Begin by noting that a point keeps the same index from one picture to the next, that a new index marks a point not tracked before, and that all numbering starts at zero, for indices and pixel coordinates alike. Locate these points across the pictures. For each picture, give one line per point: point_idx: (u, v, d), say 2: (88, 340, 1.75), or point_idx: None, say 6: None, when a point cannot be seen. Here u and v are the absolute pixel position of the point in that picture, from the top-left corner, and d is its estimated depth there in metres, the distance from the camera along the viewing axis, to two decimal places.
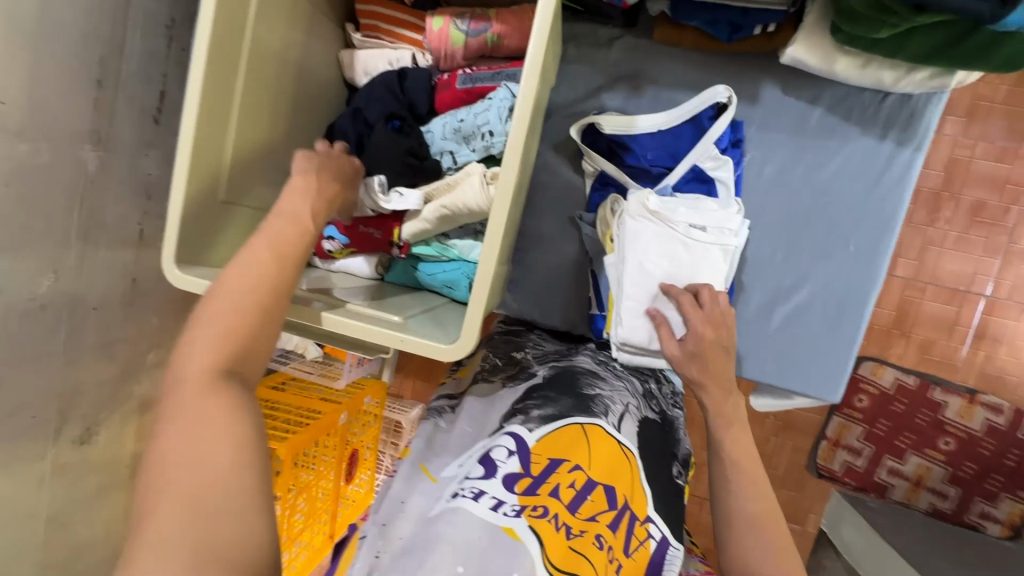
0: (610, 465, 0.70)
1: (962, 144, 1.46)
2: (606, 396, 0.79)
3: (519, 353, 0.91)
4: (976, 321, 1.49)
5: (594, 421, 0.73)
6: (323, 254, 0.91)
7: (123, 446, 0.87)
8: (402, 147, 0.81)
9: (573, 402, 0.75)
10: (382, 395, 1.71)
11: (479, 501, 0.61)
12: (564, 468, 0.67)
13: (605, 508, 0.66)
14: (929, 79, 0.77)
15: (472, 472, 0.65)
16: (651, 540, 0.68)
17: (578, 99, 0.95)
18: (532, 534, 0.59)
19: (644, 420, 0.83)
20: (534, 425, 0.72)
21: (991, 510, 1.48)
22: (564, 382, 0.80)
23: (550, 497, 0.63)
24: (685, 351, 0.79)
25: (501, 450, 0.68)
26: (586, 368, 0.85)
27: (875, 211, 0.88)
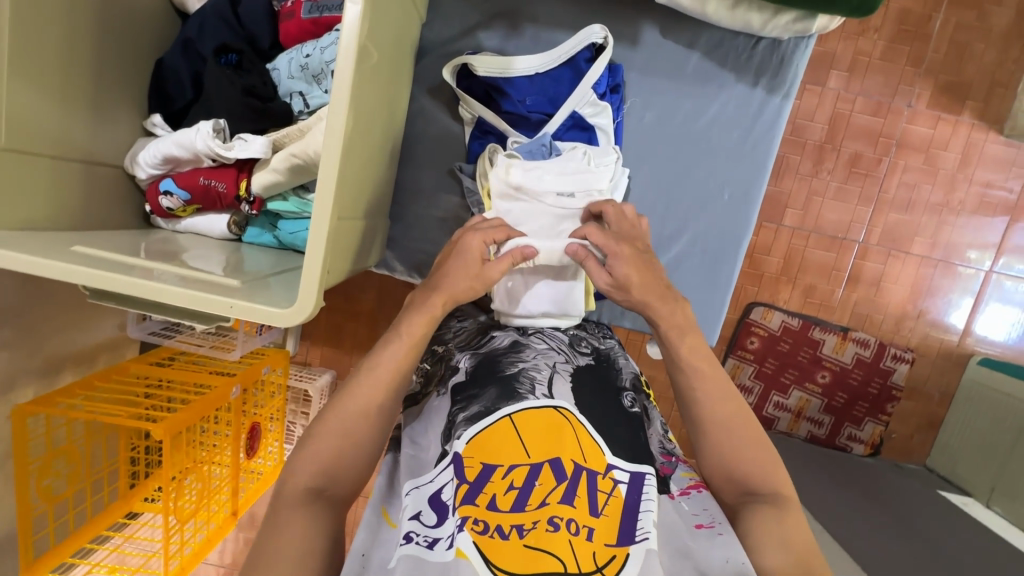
0: (548, 440, 0.62)
1: (844, 98, 1.53)
2: (530, 367, 0.71)
3: (441, 346, 0.82)
4: (851, 265, 1.61)
5: (520, 406, 0.65)
6: (164, 213, 0.80)
7: None
8: (238, 86, 0.72)
9: (497, 391, 0.67)
10: (285, 365, 1.58)
11: (434, 547, 0.56)
12: (500, 471, 0.60)
13: (553, 486, 0.59)
14: (793, 23, 0.77)
15: (425, 511, 0.59)
16: (621, 486, 0.61)
17: (453, 37, 0.87)
18: (478, 551, 0.55)
19: (577, 370, 0.74)
20: (462, 431, 0.64)
21: (857, 432, 1.66)
22: (484, 370, 0.71)
23: (490, 509, 0.58)
24: (615, 281, 0.73)
25: (447, 487, 0.60)
26: (506, 347, 0.77)
27: (749, 157, 0.89)
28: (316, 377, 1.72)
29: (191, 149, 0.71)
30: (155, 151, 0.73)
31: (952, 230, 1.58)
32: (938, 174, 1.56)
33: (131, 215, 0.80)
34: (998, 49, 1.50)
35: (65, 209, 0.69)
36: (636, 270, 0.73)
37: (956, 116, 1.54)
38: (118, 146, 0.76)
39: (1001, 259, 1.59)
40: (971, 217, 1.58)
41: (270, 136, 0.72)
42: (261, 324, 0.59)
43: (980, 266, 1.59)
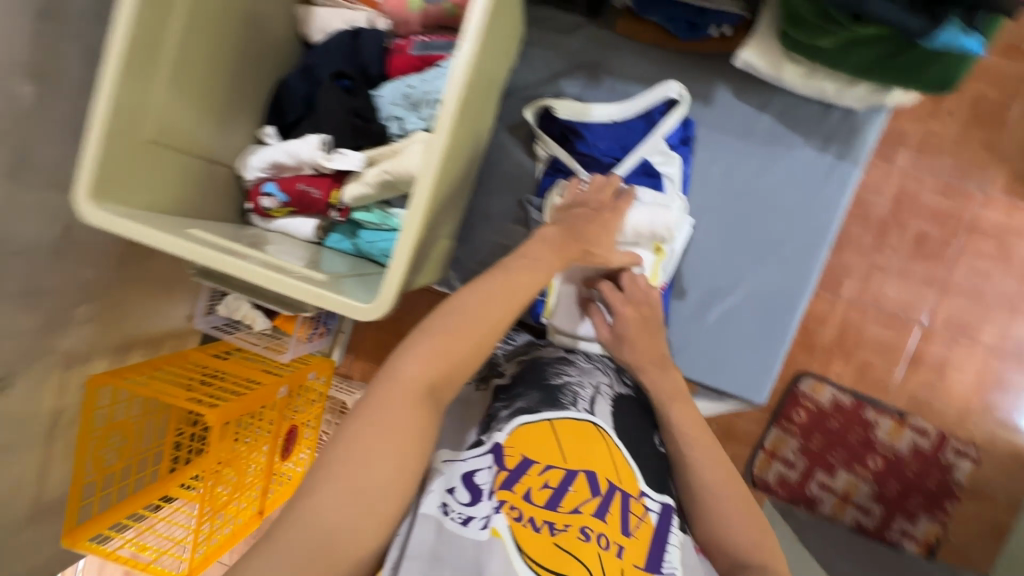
0: (588, 452, 0.66)
1: (912, 176, 1.52)
2: (574, 383, 0.74)
3: (490, 352, 0.90)
4: (911, 346, 1.55)
5: (562, 414, 0.68)
6: (261, 212, 0.88)
7: (42, 403, 1.05)
8: (347, 107, 0.81)
9: (540, 395, 0.71)
10: (329, 373, 1.67)
11: (467, 526, 0.59)
12: (537, 469, 0.64)
13: (588, 497, 0.63)
14: (869, 94, 0.80)
15: (457, 489, 0.62)
16: (650, 515, 0.65)
17: (538, 82, 0.95)
18: (512, 536, 0.58)
19: (618, 399, 0.77)
20: (503, 425, 0.68)
21: (910, 528, 1.54)
22: (532, 375, 0.75)
23: (525, 499, 0.61)
24: (613, 335, 0.82)
25: (483, 472, 0.64)
26: (552, 356, 0.81)
27: (813, 219, 0.90)
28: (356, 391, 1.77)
29: (298, 156, 0.79)
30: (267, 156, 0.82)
31: None
32: (1012, 264, 1.50)
33: (231, 212, 0.89)
34: None
35: (181, 197, 0.78)
36: (634, 331, 0.79)
37: None
38: (233, 149, 0.86)
39: None
40: None
41: (367, 153, 0.80)
42: (341, 313, 0.64)
43: None
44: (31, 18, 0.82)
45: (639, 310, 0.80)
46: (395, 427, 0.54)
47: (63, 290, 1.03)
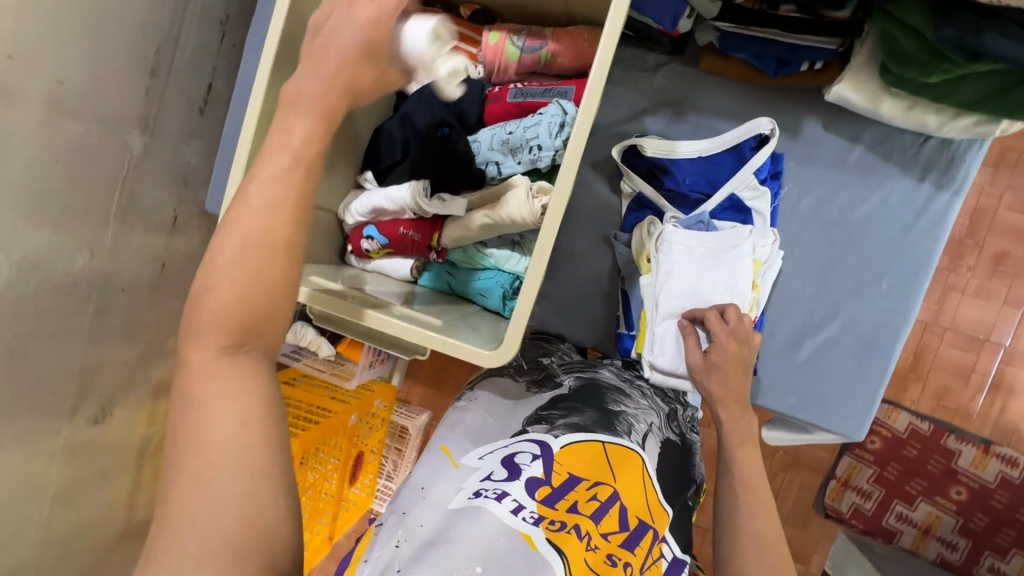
0: (632, 484, 0.69)
1: (988, 193, 1.47)
2: (630, 414, 0.77)
3: (546, 360, 0.90)
4: (994, 370, 1.47)
5: (615, 439, 0.72)
6: (360, 253, 0.92)
7: (134, 430, 1.04)
8: (450, 155, 0.85)
9: (597, 415, 0.74)
10: (391, 400, 1.68)
11: (501, 501, 0.63)
12: (584, 485, 0.67)
13: (618, 528, 0.65)
14: (974, 126, 0.78)
15: (495, 472, 0.68)
16: (662, 559, 0.67)
17: (620, 120, 0.97)
18: (550, 545, 0.61)
19: (666, 442, 0.78)
20: (560, 433, 0.71)
21: (1001, 564, 1.45)
22: (589, 395, 0.78)
23: (569, 511, 0.64)
24: (705, 361, 0.79)
25: (525, 454, 0.70)
26: (611, 383, 0.82)
27: (911, 250, 0.88)
28: (416, 415, 1.80)
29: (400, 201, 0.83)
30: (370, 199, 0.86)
31: None
32: None
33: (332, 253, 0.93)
34: None
35: None
36: (728, 363, 0.78)
37: None
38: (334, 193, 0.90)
39: None
40: None
41: (467, 199, 0.85)
42: (461, 359, 0.66)
43: None
44: (147, 73, 0.87)
45: (739, 344, 0.79)
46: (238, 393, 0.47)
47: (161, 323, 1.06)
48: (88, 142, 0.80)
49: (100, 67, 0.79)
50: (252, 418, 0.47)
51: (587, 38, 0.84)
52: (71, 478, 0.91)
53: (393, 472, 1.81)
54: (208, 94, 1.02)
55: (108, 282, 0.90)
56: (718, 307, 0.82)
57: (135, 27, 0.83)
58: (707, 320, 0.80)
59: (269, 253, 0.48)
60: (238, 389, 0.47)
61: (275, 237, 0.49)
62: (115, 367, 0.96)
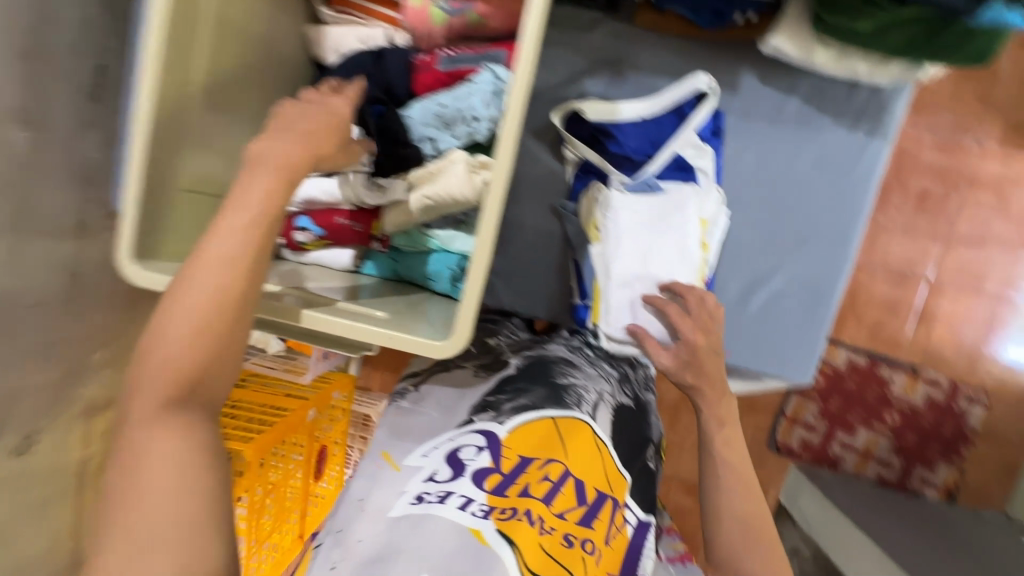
0: (586, 456, 0.68)
1: (910, 135, 1.54)
2: (579, 385, 0.77)
3: (492, 340, 0.89)
4: (919, 302, 1.58)
5: (566, 412, 0.71)
6: (293, 245, 0.85)
7: (68, 454, 0.93)
8: (384, 135, 0.79)
9: (545, 392, 0.73)
10: (350, 390, 1.63)
11: (446, 502, 0.61)
12: (536, 464, 0.66)
13: (575, 505, 0.65)
14: (901, 73, 0.80)
15: (438, 471, 0.65)
16: (628, 527, 0.69)
17: (559, 84, 0.93)
18: (501, 535, 0.58)
19: (619, 407, 0.80)
20: (506, 419, 0.70)
21: (929, 476, 1.60)
22: (537, 371, 0.77)
23: (523, 495, 0.63)
24: (677, 359, 0.78)
25: (469, 449, 0.67)
26: (558, 355, 0.82)
27: (847, 198, 0.91)
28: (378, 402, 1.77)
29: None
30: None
31: None
32: (1011, 212, 1.54)
33: None
34: None
35: None
36: (701, 352, 0.78)
37: None
38: None
39: None
40: None
41: (406, 179, 0.77)
42: (413, 352, 0.62)
43: None
44: None
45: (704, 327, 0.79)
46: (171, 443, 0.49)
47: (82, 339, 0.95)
48: None
49: None
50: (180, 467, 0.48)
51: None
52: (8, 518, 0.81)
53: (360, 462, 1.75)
54: (97, 77, 0.89)
55: (16, 299, 0.78)
56: (677, 291, 0.81)
57: None
58: (669, 314, 0.78)
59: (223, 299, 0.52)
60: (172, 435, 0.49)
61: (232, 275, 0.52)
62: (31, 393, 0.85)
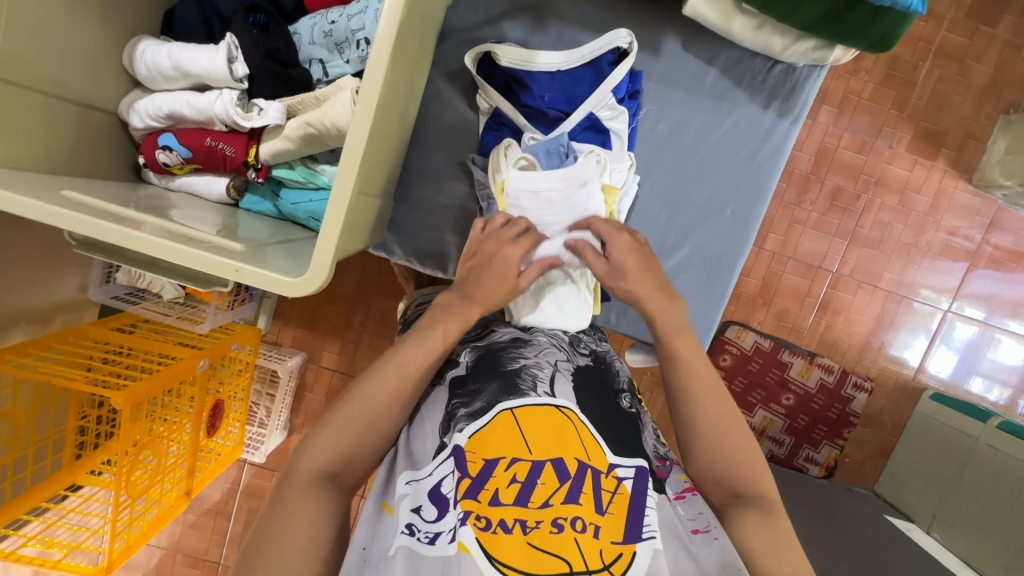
0: (553, 435, 0.62)
1: (832, 132, 1.59)
2: (532, 365, 0.70)
3: None
4: (823, 293, 1.67)
5: (522, 401, 0.64)
6: (158, 168, 0.75)
7: None
8: (261, 49, 0.69)
9: (498, 385, 0.66)
10: (256, 342, 1.50)
11: (435, 543, 0.55)
12: (502, 466, 0.59)
13: (556, 487, 0.59)
14: (812, 51, 0.80)
15: (426, 510, 0.57)
16: (626, 482, 0.61)
17: (477, 24, 0.86)
18: (481, 547, 0.54)
19: (577, 371, 0.74)
20: (463, 425, 0.63)
21: (814, 454, 1.71)
22: (486, 364, 0.70)
23: (491, 503, 0.57)
24: (610, 268, 0.74)
25: (449, 479, 0.59)
26: (505, 341, 0.75)
27: (754, 177, 0.91)
28: (286, 358, 1.60)
29: (206, 71, 0.67)
30: (167, 55, 0.68)
31: (917, 269, 1.67)
32: (911, 215, 1.64)
33: (119, 166, 0.75)
34: (974, 102, 1.59)
35: (57, 148, 0.65)
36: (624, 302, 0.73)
37: (931, 161, 1.62)
38: (113, 92, 0.71)
39: (958, 301, 1.68)
40: (936, 259, 1.66)
41: (285, 102, 0.69)
42: (269, 288, 0.56)
43: (938, 305, 1.68)
44: None
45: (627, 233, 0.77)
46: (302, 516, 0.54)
47: None
48: None
49: None
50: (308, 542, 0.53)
51: None
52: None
53: (264, 420, 1.63)
54: None
55: None
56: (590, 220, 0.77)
57: None
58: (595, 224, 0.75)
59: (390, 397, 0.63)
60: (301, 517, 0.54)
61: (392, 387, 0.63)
62: None
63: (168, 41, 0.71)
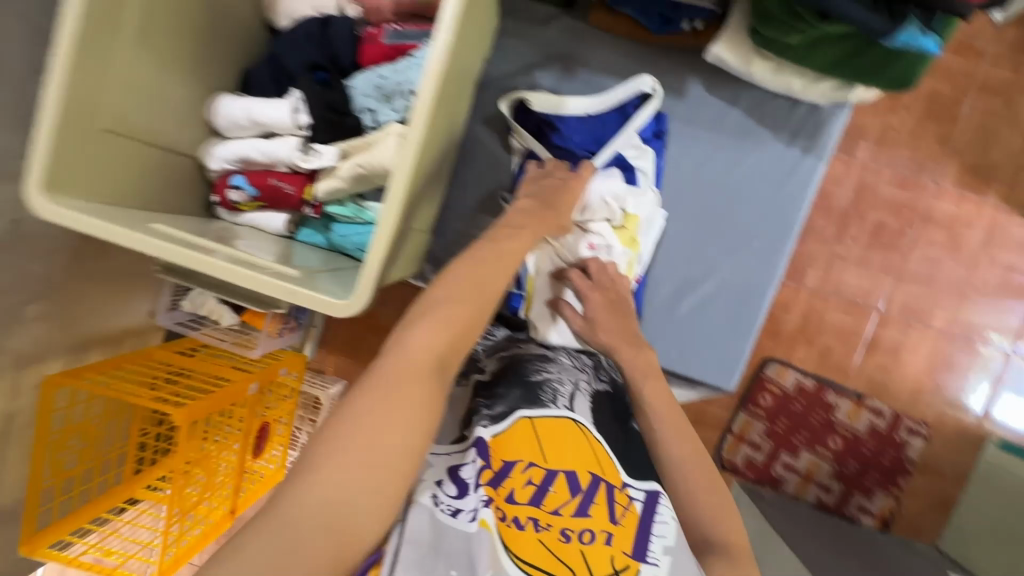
0: (568, 450, 0.68)
1: (871, 168, 1.58)
2: (554, 379, 0.76)
3: (468, 347, 0.88)
4: (868, 331, 1.62)
5: (541, 412, 0.70)
6: (229, 205, 0.85)
7: None
8: (321, 101, 0.78)
9: (521, 393, 0.72)
10: (301, 369, 1.58)
11: (456, 517, 0.60)
12: (519, 468, 0.65)
13: (567, 498, 0.64)
14: (833, 91, 0.83)
15: (444, 486, 0.62)
16: (635, 503, 0.68)
17: (512, 74, 0.95)
18: (499, 536, 0.60)
19: (595, 395, 0.79)
20: (487, 423, 0.68)
21: (867, 504, 1.62)
22: (511, 373, 0.76)
23: (509, 500, 0.63)
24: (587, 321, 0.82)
25: (470, 468, 0.64)
26: (534, 353, 0.82)
27: (781, 214, 0.93)
28: (329, 385, 1.67)
29: (275, 120, 0.77)
30: (242, 108, 0.79)
31: (973, 308, 1.59)
32: (961, 252, 1.58)
33: (196, 203, 0.85)
34: None
35: (146, 189, 0.76)
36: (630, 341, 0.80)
37: (981, 197, 1.57)
38: (195, 141, 0.82)
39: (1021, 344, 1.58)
40: (992, 298, 1.59)
41: (340, 146, 0.78)
42: (318, 310, 0.63)
43: (1000, 347, 1.59)
44: None
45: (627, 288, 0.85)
46: (410, 395, 0.52)
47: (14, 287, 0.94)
48: None
49: None
50: (415, 423, 0.51)
51: None
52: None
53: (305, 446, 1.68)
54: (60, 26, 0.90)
55: None
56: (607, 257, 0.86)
57: None
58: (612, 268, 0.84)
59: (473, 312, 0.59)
60: (405, 395, 0.52)
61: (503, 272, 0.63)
62: None
63: (242, 96, 0.82)
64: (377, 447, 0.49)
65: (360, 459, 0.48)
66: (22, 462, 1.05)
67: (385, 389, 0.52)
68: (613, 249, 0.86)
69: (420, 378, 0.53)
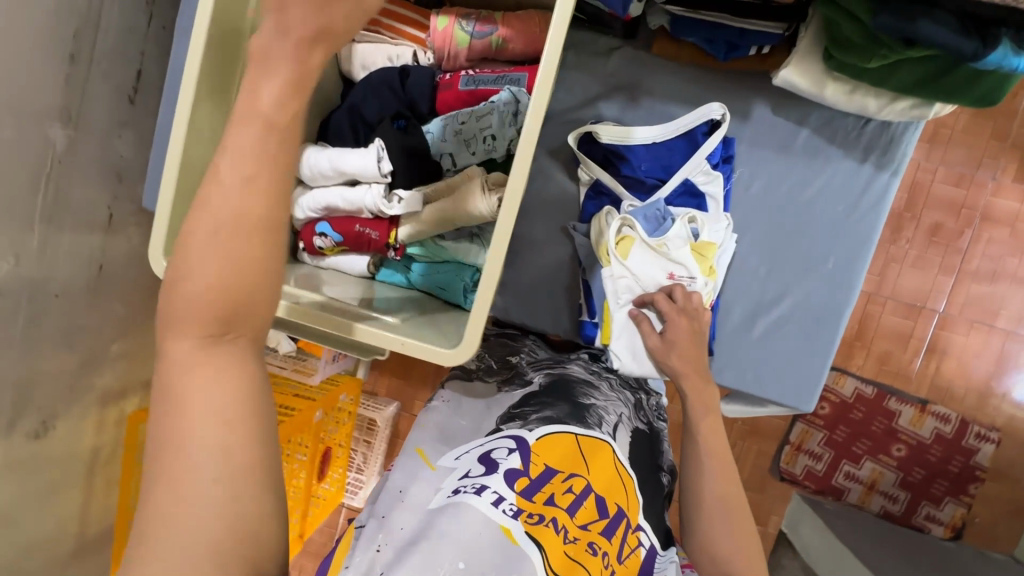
0: (605, 472, 0.73)
1: (925, 168, 1.54)
2: (600, 406, 0.83)
3: (514, 357, 0.94)
4: (930, 334, 1.56)
5: (588, 430, 0.76)
6: (312, 250, 0.88)
7: (82, 440, 0.97)
8: (403, 148, 0.81)
9: (568, 409, 0.78)
10: (357, 394, 1.62)
11: (481, 495, 0.64)
12: (560, 477, 0.69)
13: (597, 517, 0.68)
14: (911, 109, 0.82)
15: (472, 470, 0.68)
16: (641, 548, 0.71)
17: (574, 106, 0.96)
18: (529, 536, 0.62)
19: (635, 431, 0.85)
20: (533, 427, 0.75)
21: (936, 512, 1.58)
22: (560, 390, 0.83)
23: (547, 503, 0.66)
24: (663, 341, 0.85)
25: (501, 450, 0.71)
26: (580, 376, 0.88)
27: (855, 231, 0.92)
28: (384, 407, 1.70)
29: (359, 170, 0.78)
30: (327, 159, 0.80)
31: None
32: None
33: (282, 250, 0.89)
34: None
35: None
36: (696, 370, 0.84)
37: None
38: None
39: None
40: None
41: (422, 191, 0.81)
42: (425, 358, 0.66)
43: None
44: (65, 60, 0.79)
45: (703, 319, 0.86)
46: (209, 396, 0.45)
47: (101, 327, 0.96)
48: (6, 140, 0.72)
49: (21, 56, 0.72)
50: (230, 417, 0.45)
51: (537, 23, 0.82)
52: (9, 499, 0.84)
53: (362, 466, 1.74)
54: (138, 81, 0.94)
55: (39, 288, 0.81)
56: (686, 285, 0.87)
57: (49, 10, 0.75)
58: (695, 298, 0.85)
59: (256, 247, 0.46)
60: (216, 393, 0.45)
61: (262, 199, 0.46)
62: (53, 378, 0.88)
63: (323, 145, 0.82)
64: (199, 460, 0.43)
65: (190, 481, 0.43)
66: (110, 495, 1.06)
67: (183, 398, 0.45)
68: (696, 280, 0.87)
69: (204, 364, 0.45)
